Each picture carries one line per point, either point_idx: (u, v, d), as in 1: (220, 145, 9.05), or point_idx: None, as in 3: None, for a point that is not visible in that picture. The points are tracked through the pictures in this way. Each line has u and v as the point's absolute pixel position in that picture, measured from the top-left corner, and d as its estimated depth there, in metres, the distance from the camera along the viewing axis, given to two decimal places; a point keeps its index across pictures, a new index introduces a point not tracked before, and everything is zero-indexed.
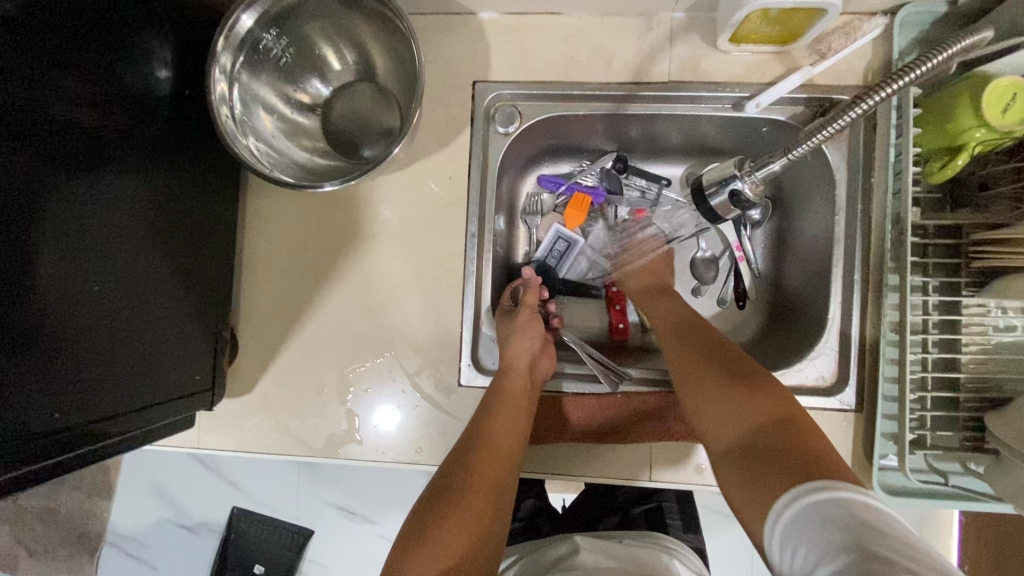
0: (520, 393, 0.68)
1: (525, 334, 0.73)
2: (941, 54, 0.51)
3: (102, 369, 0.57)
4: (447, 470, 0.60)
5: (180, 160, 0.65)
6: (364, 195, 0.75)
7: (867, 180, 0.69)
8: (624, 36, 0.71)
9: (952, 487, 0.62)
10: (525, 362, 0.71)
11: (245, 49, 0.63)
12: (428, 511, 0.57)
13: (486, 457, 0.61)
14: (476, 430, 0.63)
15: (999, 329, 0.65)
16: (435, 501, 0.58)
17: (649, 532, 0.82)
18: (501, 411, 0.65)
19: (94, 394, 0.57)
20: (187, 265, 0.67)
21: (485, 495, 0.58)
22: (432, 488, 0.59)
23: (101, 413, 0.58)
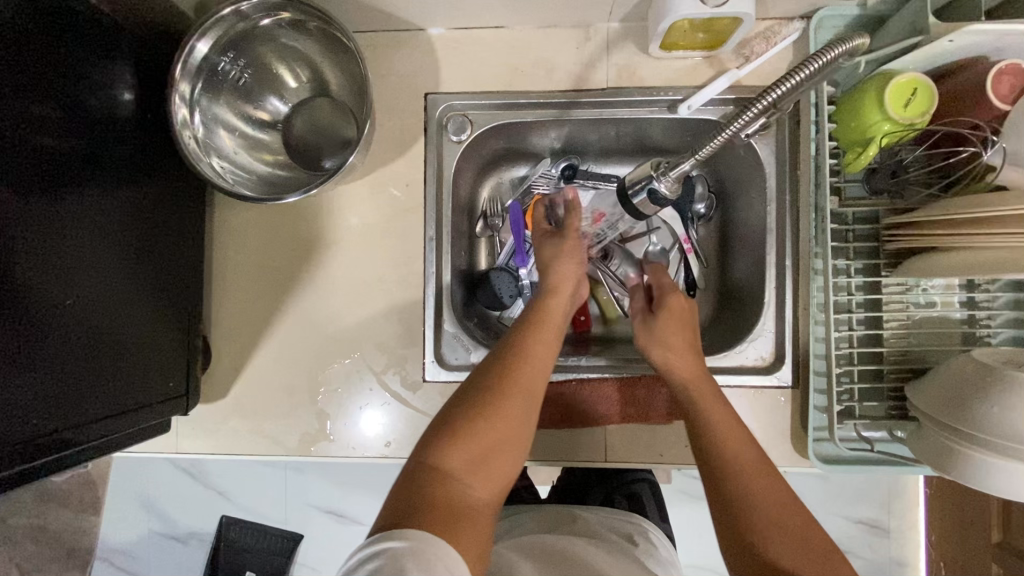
0: (557, 317, 0.67)
1: (567, 254, 0.73)
2: (823, 57, 0.52)
3: (79, 377, 0.61)
4: (482, 372, 0.60)
5: (146, 177, 0.69)
6: (327, 205, 0.79)
7: (794, 173, 0.75)
8: (564, 47, 0.76)
9: (878, 452, 0.68)
10: (569, 287, 0.70)
11: (202, 73, 0.67)
12: (464, 405, 0.57)
13: (526, 366, 0.60)
14: (516, 342, 0.62)
15: (920, 305, 0.71)
16: (468, 397, 0.58)
17: (628, 514, 0.84)
18: (540, 329, 0.64)
19: (72, 401, 0.60)
20: (158, 276, 0.70)
21: (522, 401, 0.58)
22: (468, 384, 0.59)
23: (78, 419, 0.61)
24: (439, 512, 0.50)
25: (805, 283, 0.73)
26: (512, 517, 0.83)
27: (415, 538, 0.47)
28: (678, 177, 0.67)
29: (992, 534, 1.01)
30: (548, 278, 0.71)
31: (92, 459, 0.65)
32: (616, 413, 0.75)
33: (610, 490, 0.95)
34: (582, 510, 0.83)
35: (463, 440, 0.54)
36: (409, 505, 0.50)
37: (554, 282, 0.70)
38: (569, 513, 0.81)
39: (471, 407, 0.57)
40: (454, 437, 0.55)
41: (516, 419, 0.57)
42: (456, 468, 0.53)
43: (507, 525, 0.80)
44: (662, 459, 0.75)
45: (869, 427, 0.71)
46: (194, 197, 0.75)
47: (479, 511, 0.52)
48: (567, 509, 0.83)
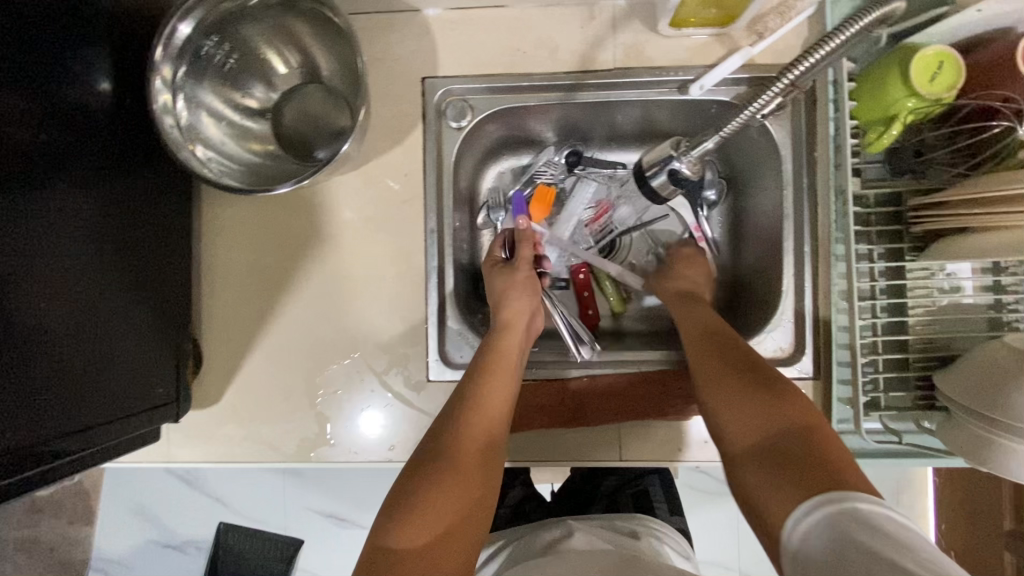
0: (513, 358, 0.68)
1: (517, 287, 0.75)
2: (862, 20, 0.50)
3: (60, 386, 0.57)
4: (434, 436, 0.60)
5: (127, 171, 0.64)
6: (321, 197, 0.75)
7: (811, 154, 0.71)
8: (567, 25, 0.72)
9: (907, 444, 0.65)
10: (521, 324, 0.72)
11: (185, 57, 0.63)
12: (416, 477, 0.56)
13: (478, 419, 0.61)
14: (469, 392, 0.63)
15: (943, 291, 0.68)
16: (422, 471, 0.57)
17: (634, 515, 0.83)
18: (492, 379, 0.64)
19: (53, 410, 0.56)
20: (141, 277, 0.66)
21: (478, 461, 0.59)
22: (422, 451, 0.59)
23: (61, 430, 0.57)
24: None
25: (825, 269, 0.70)
26: (517, 542, 0.79)
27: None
28: (700, 156, 0.67)
29: (1005, 522, 1.00)
30: (501, 314, 0.72)
31: (80, 471, 0.61)
32: (630, 409, 0.71)
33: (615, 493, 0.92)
34: (575, 521, 0.79)
35: (421, 517, 0.53)
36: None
37: (508, 317, 0.72)
38: (564, 526, 0.77)
39: (428, 476, 0.56)
40: (410, 512, 0.54)
41: (475, 480, 0.57)
42: (415, 544, 0.52)
43: (516, 549, 0.77)
44: (681, 456, 0.71)
45: (895, 419, 0.68)
46: (180, 189, 0.71)
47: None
48: (562, 522, 0.79)
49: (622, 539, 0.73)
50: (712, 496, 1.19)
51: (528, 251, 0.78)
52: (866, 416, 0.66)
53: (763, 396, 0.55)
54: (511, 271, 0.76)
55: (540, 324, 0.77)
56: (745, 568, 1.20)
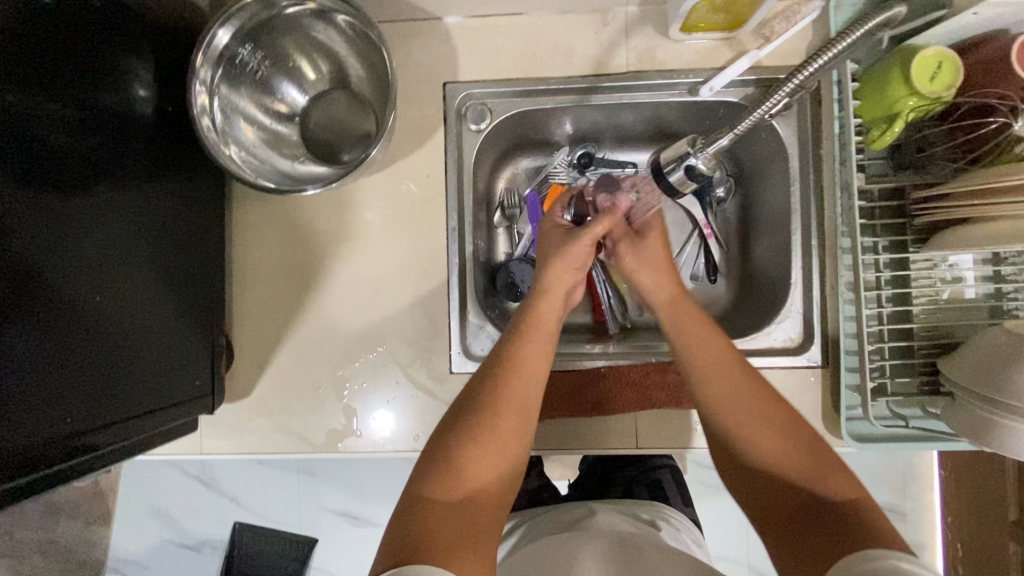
0: (550, 322, 0.69)
1: (573, 256, 0.71)
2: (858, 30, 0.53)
3: (97, 378, 0.59)
4: (471, 394, 0.63)
5: (166, 174, 0.67)
6: (347, 197, 0.78)
7: (817, 151, 0.74)
8: (582, 31, 0.76)
9: (913, 428, 0.68)
10: (563, 291, 0.71)
11: (222, 63, 0.66)
12: (452, 433, 0.60)
13: (513, 380, 0.63)
14: (504, 354, 0.65)
15: (946, 281, 0.71)
16: (461, 423, 0.61)
17: (651, 503, 0.86)
18: (529, 337, 0.67)
19: (93, 401, 0.59)
20: (178, 274, 0.69)
21: (513, 417, 0.61)
22: (459, 407, 0.63)
23: (100, 420, 0.60)
24: (442, 536, 0.52)
25: (832, 261, 0.73)
26: (533, 520, 0.83)
27: (428, 567, 0.48)
28: (715, 153, 0.67)
29: (1010, 512, 1.00)
30: (540, 282, 0.71)
31: (115, 460, 0.63)
32: (646, 399, 0.74)
33: (628, 482, 0.95)
34: (598, 504, 0.83)
35: (460, 467, 0.58)
36: (409, 534, 0.52)
37: (548, 283, 0.70)
38: (587, 508, 0.81)
39: (464, 433, 0.60)
40: (448, 464, 0.58)
41: (508, 437, 0.60)
42: (457, 492, 0.56)
43: (530, 528, 0.81)
44: (695, 444, 0.74)
45: (901, 404, 0.70)
46: (213, 192, 0.74)
47: (484, 530, 0.55)
48: (585, 505, 0.83)
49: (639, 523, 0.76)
50: (720, 490, 1.22)
51: (602, 228, 0.71)
52: (874, 402, 0.69)
53: (766, 421, 0.59)
54: (567, 237, 0.72)
55: (576, 296, 0.77)
56: (754, 562, 1.22)
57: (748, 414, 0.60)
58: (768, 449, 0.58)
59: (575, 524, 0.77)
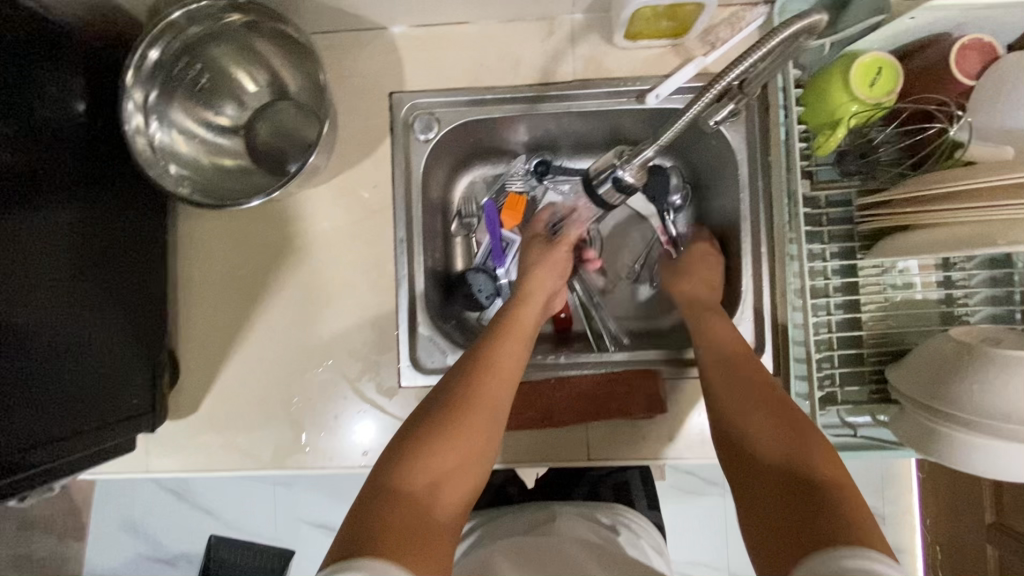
0: (526, 328, 0.69)
1: (550, 264, 0.77)
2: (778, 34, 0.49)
3: (35, 394, 0.58)
4: (444, 389, 0.61)
5: (100, 187, 0.66)
6: (294, 209, 0.77)
7: (765, 157, 0.74)
8: (528, 40, 0.75)
9: (862, 437, 0.67)
10: (541, 295, 0.74)
11: (156, 80, 0.66)
12: (424, 424, 0.57)
13: (489, 378, 0.61)
14: (482, 352, 0.64)
15: (896, 287, 0.71)
16: (429, 415, 0.58)
17: (611, 505, 0.84)
18: (506, 338, 0.66)
19: (31, 418, 0.58)
20: (114, 289, 0.68)
21: (485, 414, 0.59)
22: (433, 400, 0.60)
23: (37, 439, 0.58)
24: (399, 526, 0.49)
25: (781, 269, 0.72)
26: (493, 522, 0.80)
27: (375, 558, 0.44)
28: (642, 165, 0.66)
29: (986, 514, 1.00)
30: (529, 278, 0.75)
31: (55, 479, 0.62)
32: (596, 410, 0.73)
33: (595, 482, 0.94)
34: (559, 507, 0.80)
35: (424, 458, 0.54)
36: (364, 523, 0.49)
37: (534, 285, 0.74)
38: (549, 512, 0.79)
39: (435, 425, 0.57)
40: (415, 454, 0.55)
41: (478, 433, 0.58)
42: (418, 484, 0.53)
43: (488, 530, 0.78)
44: (648, 455, 0.73)
45: (852, 412, 0.70)
46: (154, 205, 0.73)
47: (441, 526, 0.52)
48: (548, 508, 0.80)
49: (595, 529, 0.74)
50: (695, 495, 1.21)
51: (575, 234, 0.81)
52: (824, 411, 0.68)
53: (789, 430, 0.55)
54: (548, 245, 0.79)
55: (555, 305, 0.80)
56: (732, 568, 1.21)
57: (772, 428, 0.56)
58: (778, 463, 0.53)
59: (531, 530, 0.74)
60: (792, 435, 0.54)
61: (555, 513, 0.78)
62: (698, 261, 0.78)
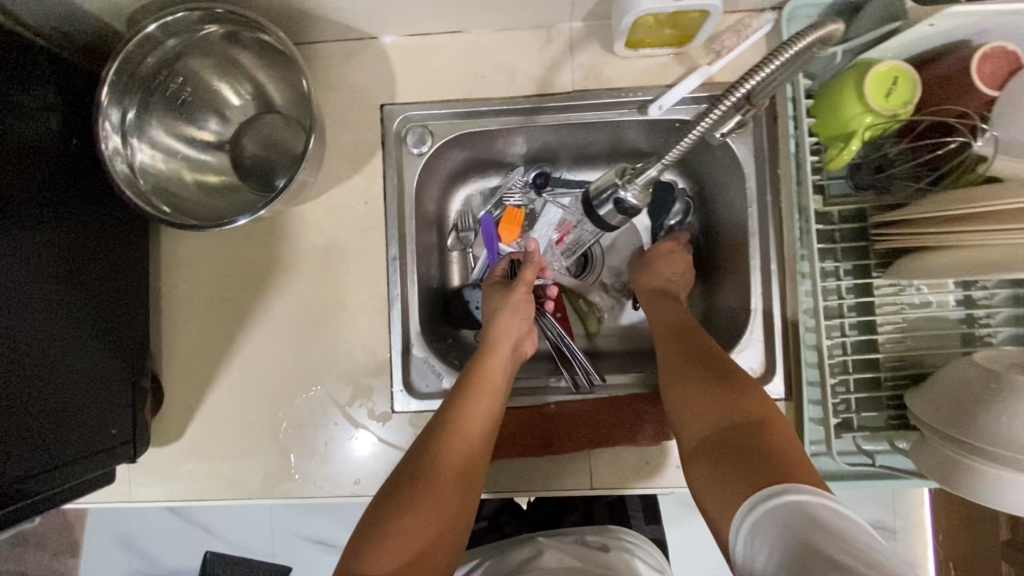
0: (496, 383, 0.65)
1: (514, 309, 0.72)
2: (796, 43, 0.46)
3: (10, 431, 0.55)
4: (410, 463, 0.57)
5: (76, 209, 0.63)
6: (283, 227, 0.74)
7: (774, 170, 0.70)
8: (525, 49, 0.72)
9: (880, 466, 0.64)
10: (506, 346, 0.69)
11: (133, 95, 0.62)
12: (389, 504, 0.53)
13: (456, 443, 0.58)
14: (447, 416, 0.60)
15: (914, 306, 0.68)
16: (394, 493, 0.54)
17: (606, 527, 0.81)
18: (474, 395, 0.62)
19: (5, 456, 0.54)
20: (92, 315, 0.64)
21: (456, 485, 0.55)
22: (399, 475, 0.56)
23: (10, 477, 0.55)
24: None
25: (792, 287, 0.69)
26: (492, 554, 0.78)
27: None
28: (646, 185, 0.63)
29: (1002, 531, 0.97)
30: (489, 329, 0.70)
31: (27, 516, 0.58)
32: (599, 436, 0.70)
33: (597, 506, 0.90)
34: (545, 539, 0.77)
35: (390, 543, 0.49)
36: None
37: (497, 333, 0.69)
38: (533, 544, 0.76)
39: (402, 504, 0.53)
40: (385, 537, 0.50)
41: (449, 507, 0.54)
42: (385, 573, 0.47)
43: (489, 568, 0.75)
44: (652, 484, 0.70)
45: (869, 439, 0.66)
46: (131, 226, 0.70)
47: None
48: (532, 540, 0.77)
49: (591, 559, 0.71)
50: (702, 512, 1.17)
51: (531, 275, 0.74)
52: (838, 438, 0.65)
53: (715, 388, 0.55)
54: (507, 290, 0.74)
55: (528, 348, 0.74)
56: None
57: (697, 395, 0.56)
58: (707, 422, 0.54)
59: (526, 564, 0.71)
60: (722, 394, 0.54)
61: (545, 546, 0.74)
62: (662, 259, 0.76)
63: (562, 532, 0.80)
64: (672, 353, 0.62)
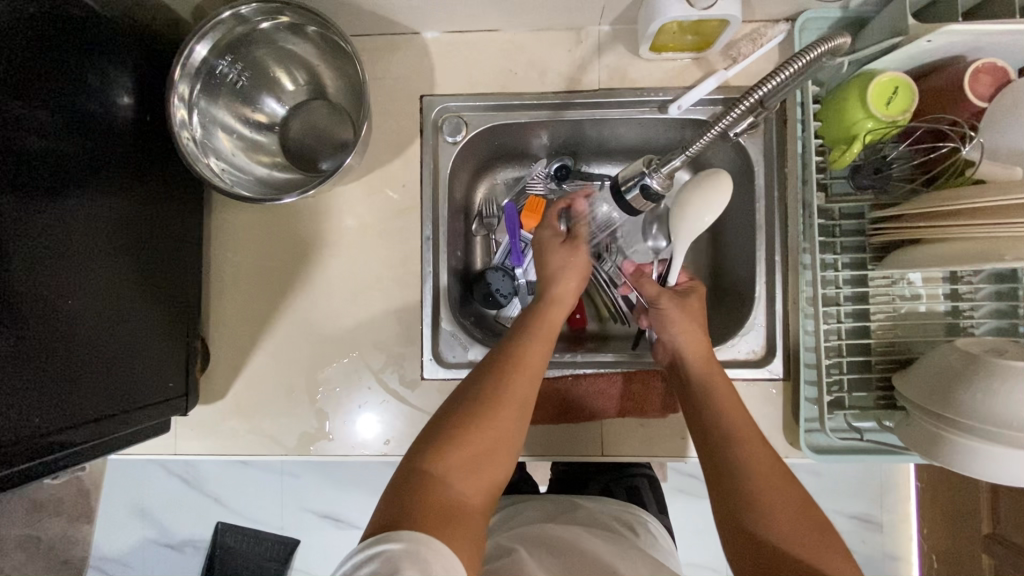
0: (553, 331, 0.69)
1: (576, 270, 0.74)
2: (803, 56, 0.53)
3: (65, 379, 0.59)
4: (476, 382, 0.62)
5: (147, 181, 0.69)
6: (325, 205, 0.80)
7: (782, 169, 0.77)
8: (556, 49, 0.78)
9: (868, 441, 0.70)
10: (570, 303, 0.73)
11: (201, 76, 0.68)
12: (456, 415, 0.59)
13: (521, 376, 0.62)
14: (511, 352, 0.64)
15: (905, 298, 0.74)
16: (462, 404, 0.60)
17: (626, 505, 0.86)
18: (537, 339, 0.66)
19: (64, 401, 0.59)
20: (156, 278, 0.70)
21: (515, 413, 0.60)
22: (463, 394, 0.61)
23: (68, 422, 0.60)
24: (434, 514, 0.51)
25: (794, 277, 0.75)
26: (506, 510, 0.84)
27: (411, 538, 0.48)
28: (670, 173, 0.68)
29: (982, 525, 1.02)
30: (552, 288, 0.73)
31: (77, 463, 0.63)
32: (612, 408, 0.76)
33: (606, 480, 0.96)
34: (587, 501, 0.84)
35: (456, 447, 0.56)
36: (402, 510, 0.51)
37: (557, 294, 0.72)
38: (571, 503, 0.83)
39: (467, 420, 0.58)
40: (449, 444, 0.57)
41: (507, 430, 0.59)
42: (449, 471, 0.55)
43: (502, 517, 0.82)
44: (658, 453, 0.76)
45: (858, 417, 0.72)
46: (189, 199, 0.76)
47: (473, 513, 0.54)
48: (571, 500, 0.84)
49: (607, 520, 0.77)
50: (699, 495, 1.23)
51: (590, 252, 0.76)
52: (830, 415, 0.71)
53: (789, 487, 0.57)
54: (574, 252, 0.76)
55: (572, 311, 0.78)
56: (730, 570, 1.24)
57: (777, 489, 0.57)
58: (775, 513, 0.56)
59: (543, 518, 0.78)
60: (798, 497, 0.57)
61: (583, 504, 0.82)
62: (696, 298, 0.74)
63: (594, 499, 0.86)
64: (739, 420, 0.63)
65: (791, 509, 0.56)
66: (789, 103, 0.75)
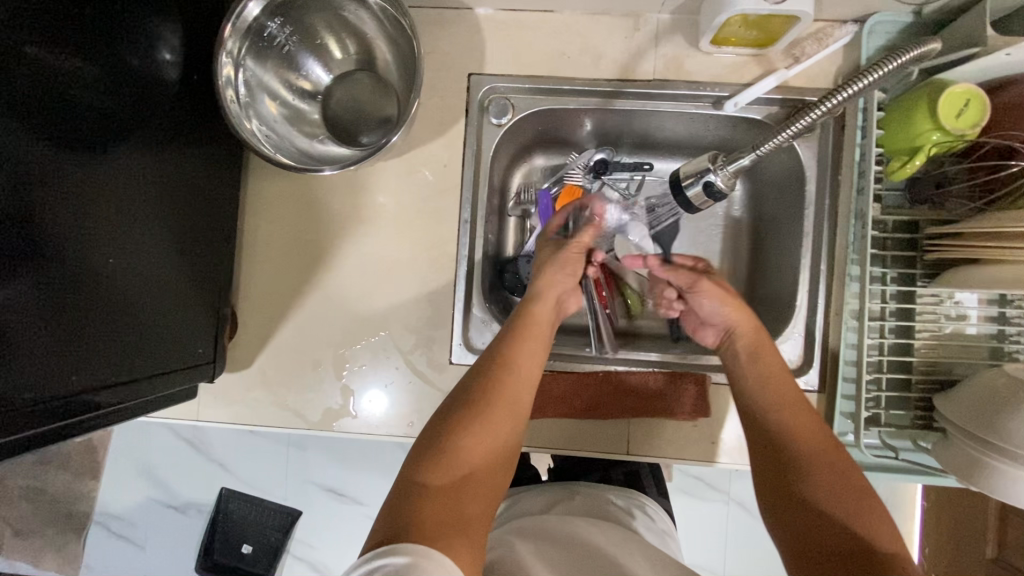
0: (544, 330, 0.70)
1: (567, 265, 0.77)
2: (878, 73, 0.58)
3: (80, 351, 0.57)
4: (466, 388, 0.63)
5: (188, 142, 0.67)
6: (362, 179, 0.78)
7: (835, 177, 0.75)
8: (612, 35, 0.76)
9: (902, 460, 0.69)
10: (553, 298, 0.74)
11: (249, 36, 0.66)
12: (449, 423, 0.59)
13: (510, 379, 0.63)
14: (501, 355, 0.65)
15: (950, 318, 0.72)
16: (455, 410, 0.60)
17: (627, 491, 0.86)
18: (525, 340, 0.67)
19: (91, 363, 0.58)
20: (189, 242, 0.69)
21: (506, 415, 0.61)
22: (455, 401, 0.61)
23: (96, 382, 0.59)
24: (433, 522, 0.49)
25: (838, 288, 0.73)
26: (516, 496, 0.84)
27: (413, 546, 0.46)
28: (735, 172, 0.70)
29: (987, 548, 1.04)
30: (537, 284, 0.74)
31: (102, 426, 0.62)
32: (641, 406, 0.75)
33: (607, 467, 0.95)
34: (581, 487, 0.83)
35: (448, 458, 0.56)
36: (405, 518, 0.49)
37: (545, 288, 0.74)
38: (567, 490, 0.81)
39: (458, 426, 0.58)
40: (442, 453, 0.56)
41: (498, 433, 0.60)
42: (444, 481, 0.54)
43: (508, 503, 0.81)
44: (683, 455, 0.75)
45: (893, 436, 0.71)
46: (225, 164, 0.74)
47: (472, 520, 0.52)
48: (565, 486, 0.83)
49: (615, 512, 0.76)
50: (704, 497, 1.23)
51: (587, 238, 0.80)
52: (866, 431, 0.70)
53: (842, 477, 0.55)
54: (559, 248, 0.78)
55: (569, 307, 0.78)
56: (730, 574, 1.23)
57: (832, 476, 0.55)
58: (830, 494, 0.54)
59: (553, 507, 0.77)
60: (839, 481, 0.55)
61: (580, 492, 0.81)
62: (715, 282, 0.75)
63: (589, 485, 0.84)
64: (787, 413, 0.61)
65: (837, 495, 0.54)
66: (852, 109, 0.73)
